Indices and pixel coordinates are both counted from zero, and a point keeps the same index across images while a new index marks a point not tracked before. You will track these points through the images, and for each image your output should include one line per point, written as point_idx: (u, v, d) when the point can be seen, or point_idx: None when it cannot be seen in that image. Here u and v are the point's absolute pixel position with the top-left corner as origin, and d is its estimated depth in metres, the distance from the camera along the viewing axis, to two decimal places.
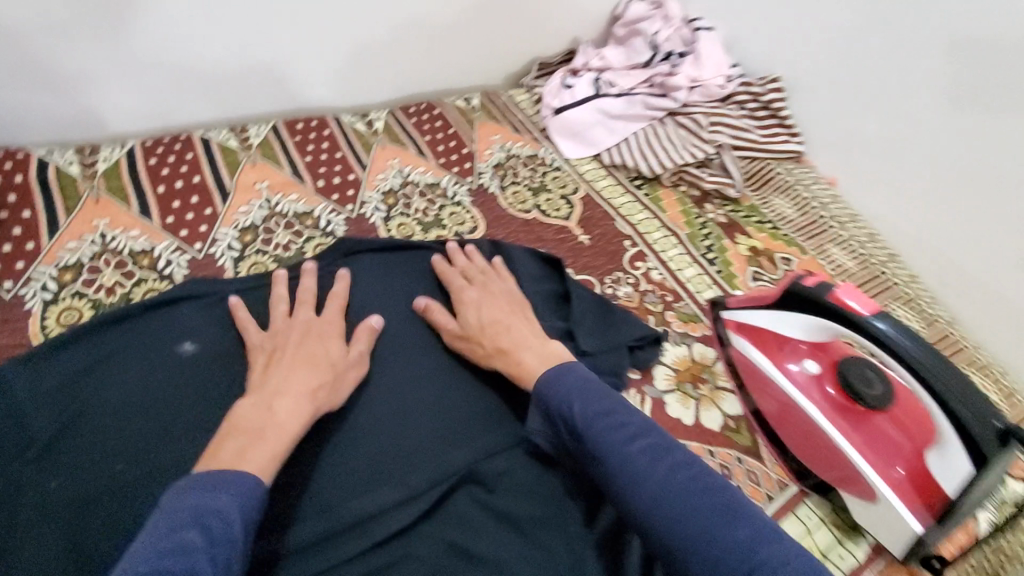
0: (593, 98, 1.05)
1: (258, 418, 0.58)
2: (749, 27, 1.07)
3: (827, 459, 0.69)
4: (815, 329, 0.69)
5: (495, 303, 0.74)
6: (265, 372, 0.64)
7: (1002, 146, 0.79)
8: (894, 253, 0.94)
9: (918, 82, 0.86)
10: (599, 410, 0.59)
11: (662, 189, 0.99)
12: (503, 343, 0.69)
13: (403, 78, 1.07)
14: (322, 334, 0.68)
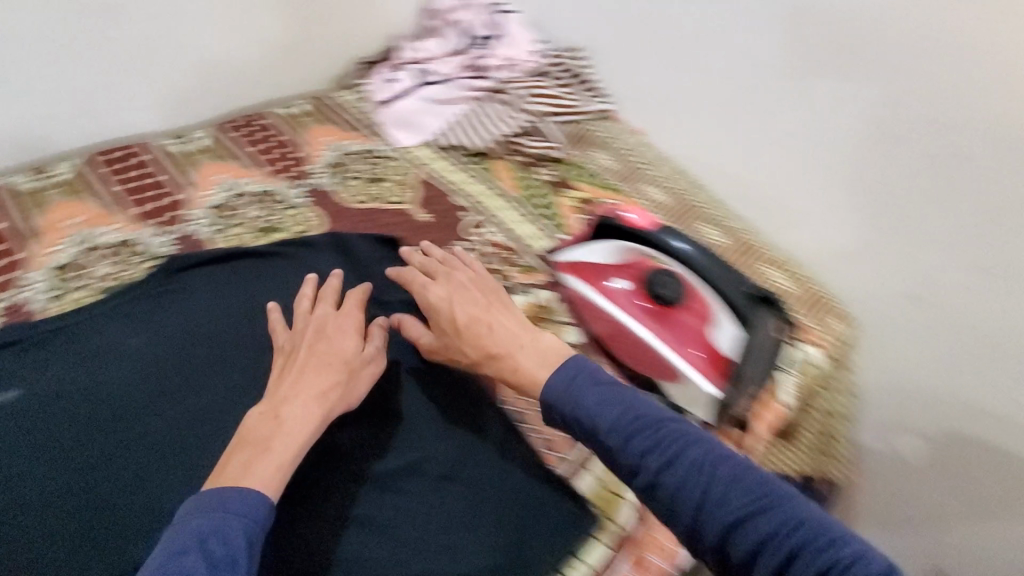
0: (417, 90, 1.15)
1: (266, 428, 0.59)
2: (544, 7, 1.26)
3: (652, 362, 0.74)
4: (612, 250, 0.77)
5: (472, 300, 0.71)
6: (282, 377, 0.64)
7: (712, 73, 1.07)
8: (697, 183, 1.13)
9: (666, 36, 1.11)
10: (624, 418, 0.55)
11: (495, 161, 1.10)
12: (490, 346, 0.66)
13: (218, 93, 1.15)
14: (339, 332, 0.68)
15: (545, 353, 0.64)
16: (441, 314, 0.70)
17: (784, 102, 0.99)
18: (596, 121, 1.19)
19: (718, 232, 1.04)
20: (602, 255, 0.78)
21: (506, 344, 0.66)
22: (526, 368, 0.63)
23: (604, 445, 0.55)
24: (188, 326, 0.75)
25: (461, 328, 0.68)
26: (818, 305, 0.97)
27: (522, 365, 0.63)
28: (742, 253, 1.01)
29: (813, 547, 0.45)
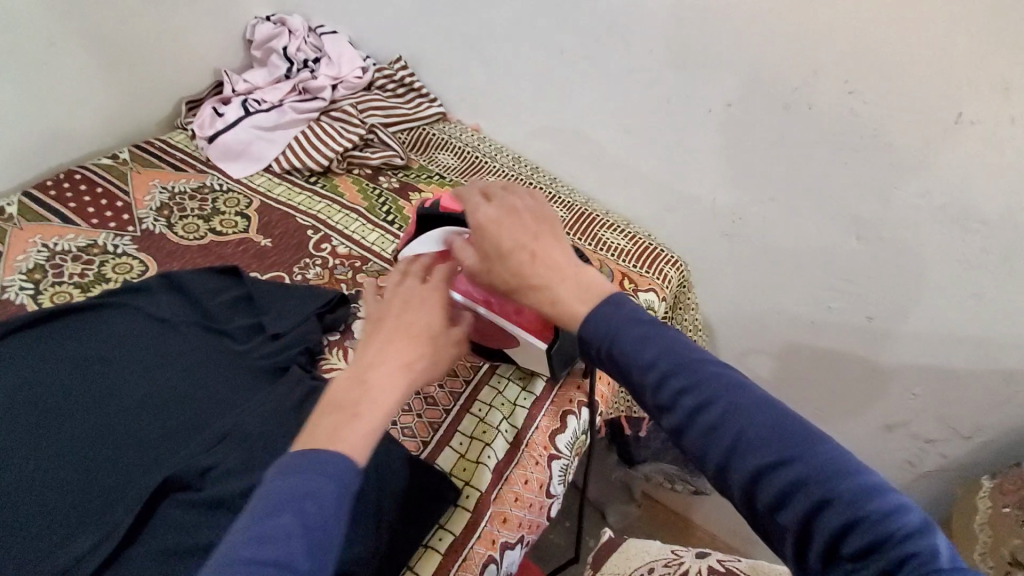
0: (245, 117, 1.14)
1: (353, 394, 0.52)
2: (364, 23, 1.29)
3: (489, 334, 0.71)
4: (437, 237, 0.78)
5: (527, 227, 0.57)
6: (369, 343, 0.56)
7: (526, 63, 1.13)
8: (536, 167, 1.21)
9: (479, 33, 1.15)
10: (664, 356, 0.48)
11: (337, 177, 1.12)
12: (531, 276, 0.55)
13: (24, 153, 1.06)
14: (426, 299, 0.59)
15: (590, 284, 0.54)
16: (489, 242, 0.56)
17: (591, 78, 1.06)
18: (433, 124, 1.24)
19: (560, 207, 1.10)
20: (430, 243, 0.78)
21: (549, 274, 0.54)
22: (563, 298, 0.53)
23: (637, 381, 0.49)
24: (8, 397, 0.71)
25: (503, 252, 0.56)
26: (657, 254, 1.04)
27: (561, 296, 0.53)
28: (582, 223, 1.08)
29: (851, 497, 0.40)
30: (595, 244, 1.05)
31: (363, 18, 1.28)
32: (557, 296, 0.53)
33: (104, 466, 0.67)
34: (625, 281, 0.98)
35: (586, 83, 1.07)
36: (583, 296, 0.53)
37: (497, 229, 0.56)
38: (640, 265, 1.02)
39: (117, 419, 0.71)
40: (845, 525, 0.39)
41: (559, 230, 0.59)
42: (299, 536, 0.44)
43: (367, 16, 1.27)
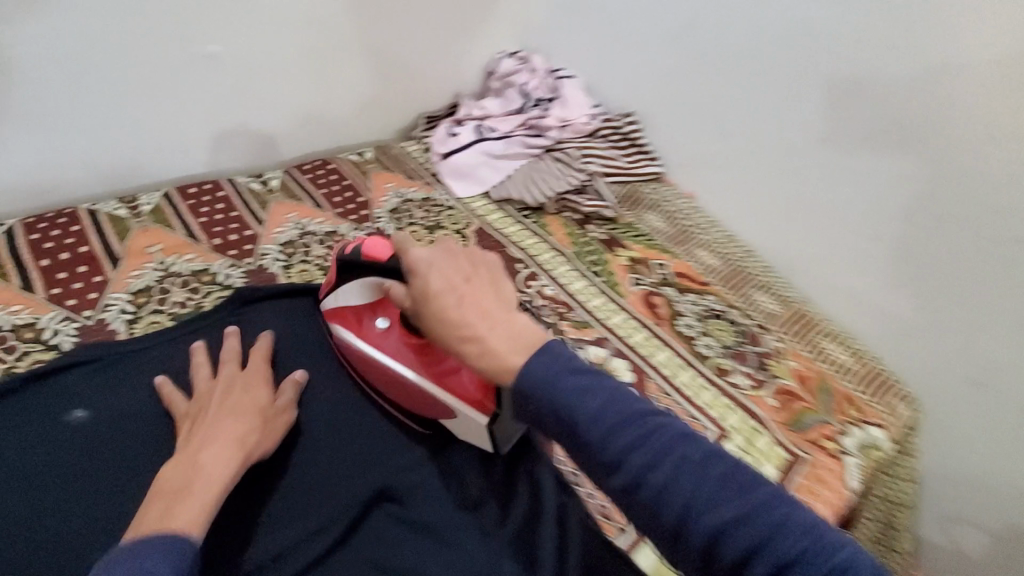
0: (477, 143, 1.20)
1: (184, 473, 0.53)
2: (604, 74, 1.31)
3: (420, 398, 0.66)
4: (361, 288, 0.69)
5: (457, 272, 0.55)
6: (193, 433, 0.59)
7: (776, 147, 1.08)
8: (751, 249, 1.13)
9: (733, 105, 1.12)
10: (610, 411, 0.46)
11: (548, 216, 1.12)
12: (459, 328, 0.52)
13: (297, 142, 1.18)
14: (245, 386, 0.65)
15: (521, 333, 0.51)
16: (419, 289, 0.54)
17: (856, 180, 0.97)
18: (646, 183, 1.22)
19: (773, 301, 1.03)
20: (355, 295, 0.70)
21: (478, 324, 0.52)
22: (495, 349, 0.51)
23: (584, 441, 0.46)
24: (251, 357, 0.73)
25: (429, 300, 0.54)
26: (882, 385, 0.95)
27: (490, 345, 0.51)
28: (797, 326, 1.00)
29: (801, 556, 0.39)
30: (813, 352, 0.97)
31: (605, 69, 1.31)
32: (484, 348, 0.50)
33: (321, 453, 0.66)
34: (847, 406, 0.89)
35: (842, 178, 0.99)
36: (514, 343, 0.50)
37: (427, 274, 0.54)
38: (866, 391, 0.93)
39: (336, 407, 0.71)
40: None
41: (492, 272, 0.56)
42: None
43: (609, 69, 1.30)
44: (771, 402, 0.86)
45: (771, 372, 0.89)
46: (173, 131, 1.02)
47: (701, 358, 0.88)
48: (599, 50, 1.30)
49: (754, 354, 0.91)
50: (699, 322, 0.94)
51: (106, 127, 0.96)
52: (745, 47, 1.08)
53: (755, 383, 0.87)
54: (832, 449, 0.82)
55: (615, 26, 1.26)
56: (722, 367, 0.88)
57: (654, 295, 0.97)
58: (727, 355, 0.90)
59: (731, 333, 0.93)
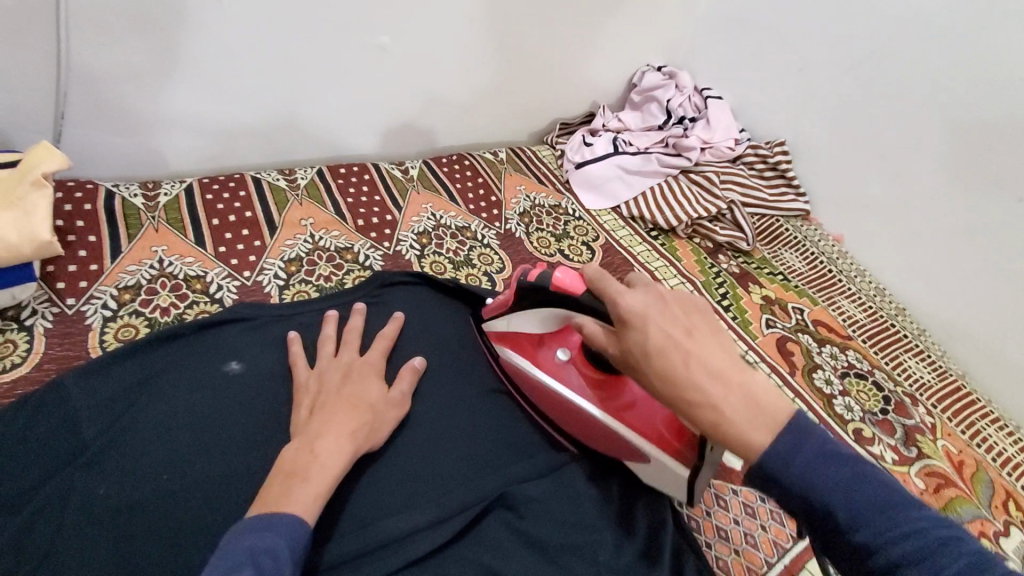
0: (612, 155, 1.17)
1: (301, 459, 0.55)
2: (756, 96, 1.25)
3: (605, 438, 0.66)
4: (543, 321, 0.69)
5: (675, 322, 0.51)
6: (310, 415, 0.61)
7: (961, 198, 0.97)
8: (904, 309, 1.06)
9: (913, 146, 1.02)
10: (849, 488, 0.43)
11: (677, 240, 1.08)
12: (689, 390, 0.48)
13: (442, 134, 1.21)
14: (361, 375, 0.66)
15: (757, 394, 0.48)
16: (638, 341, 0.51)
17: None
18: (788, 219, 1.15)
19: (925, 368, 0.93)
20: (536, 326, 0.70)
21: (710, 387, 0.48)
22: (730, 414, 0.47)
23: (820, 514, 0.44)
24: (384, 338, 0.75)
25: (648, 355, 0.50)
26: None
27: (727, 415, 0.47)
28: (952, 400, 0.90)
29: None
30: (968, 434, 0.87)
31: (758, 94, 1.24)
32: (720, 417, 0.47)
33: (443, 445, 0.66)
34: (1008, 501, 0.79)
35: None
36: (752, 411, 0.47)
37: (646, 326, 0.51)
38: None
39: (460, 401, 0.71)
40: None
41: (707, 317, 0.53)
42: None
43: (763, 95, 1.23)
44: (918, 483, 0.78)
45: (919, 448, 0.82)
46: (336, 114, 1.07)
47: (839, 420, 0.83)
48: (756, 73, 1.23)
49: (901, 426, 0.84)
50: (839, 380, 0.88)
51: (278, 102, 1.01)
52: (946, 78, 0.96)
53: (900, 458, 0.80)
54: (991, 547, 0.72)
55: (782, 49, 1.18)
56: (863, 433, 0.82)
57: (790, 341, 0.92)
58: (870, 422, 0.84)
59: (875, 398, 0.87)
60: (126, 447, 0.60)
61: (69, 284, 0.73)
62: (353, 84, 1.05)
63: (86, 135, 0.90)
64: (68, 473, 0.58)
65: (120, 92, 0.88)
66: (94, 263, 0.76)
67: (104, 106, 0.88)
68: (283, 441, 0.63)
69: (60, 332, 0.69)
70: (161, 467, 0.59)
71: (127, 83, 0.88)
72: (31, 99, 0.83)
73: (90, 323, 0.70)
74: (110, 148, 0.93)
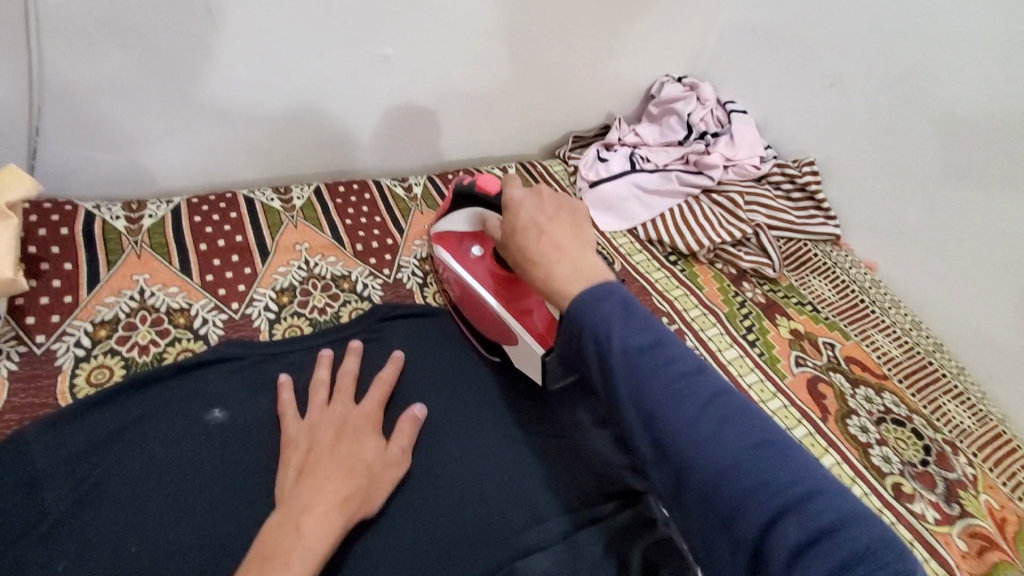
0: (628, 173, 1.09)
1: (285, 537, 0.49)
2: (782, 112, 1.17)
3: (491, 323, 0.75)
4: (468, 216, 0.75)
5: (545, 211, 0.55)
6: (298, 480, 0.55)
7: (1010, 227, 0.89)
8: (940, 344, 0.99)
9: (954, 170, 0.94)
10: (642, 342, 0.44)
11: (698, 265, 1.01)
12: (531, 254, 0.52)
13: (448, 148, 1.15)
14: (356, 432, 0.60)
15: (588, 269, 0.50)
16: (508, 221, 0.56)
17: None
18: (817, 244, 1.07)
19: (966, 412, 0.86)
20: (460, 221, 0.77)
21: (551, 255, 0.51)
22: (558, 276, 0.50)
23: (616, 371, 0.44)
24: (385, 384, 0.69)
25: (514, 233, 0.55)
26: None
27: (556, 276, 0.50)
28: (993, 448, 0.83)
29: (815, 505, 0.38)
30: (1010, 486, 0.80)
31: (786, 108, 1.16)
32: (549, 272, 0.50)
33: (445, 507, 0.60)
34: None
35: None
36: (576, 275, 0.49)
37: (517, 209, 0.56)
38: None
39: (462, 452, 0.65)
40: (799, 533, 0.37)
41: (578, 215, 0.56)
42: None
43: (792, 110, 1.15)
44: (961, 546, 0.71)
45: (962, 505, 0.75)
46: (336, 128, 1.01)
47: (875, 473, 0.76)
48: (784, 87, 1.16)
49: (942, 479, 0.77)
50: (874, 427, 0.81)
51: (272, 117, 0.95)
52: (996, 97, 0.88)
53: (942, 517, 0.73)
54: None
55: (813, 61, 1.10)
56: (902, 488, 0.75)
57: (821, 382, 0.85)
58: (909, 474, 0.77)
59: (915, 447, 0.79)
60: (91, 512, 0.54)
61: (40, 320, 0.67)
62: (352, 97, 0.98)
63: (65, 151, 0.84)
64: (25, 543, 0.52)
65: (101, 107, 0.82)
66: (68, 295, 0.70)
67: (85, 122, 0.82)
68: (267, 504, 0.57)
69: (26, 374, 0.63)
70: (129, 536, 0.53)
71: (109, 96, 0.81)
72: (6, 115, 0.77)
73: (60, 364, 0.64)
74: (93, 165, 0.87)
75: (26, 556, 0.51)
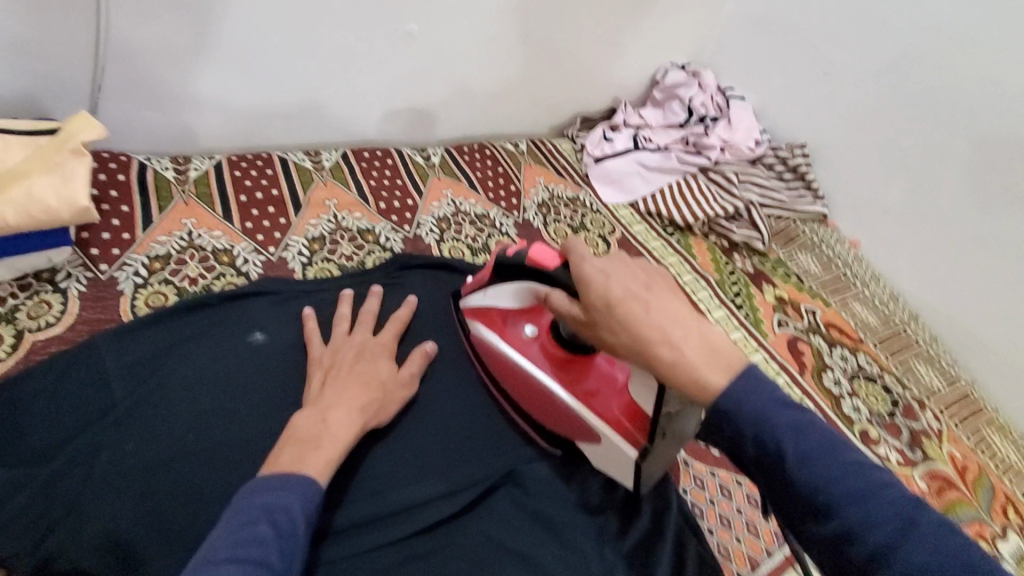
0: (632, 151, 1.17)
1: (314, 427, 0.57)
2: (778, 99, 1.25)
3: (561, 418, 0.65)
4: (516, 292, 0.67)
5: (638, 277, 0.50)
6: (322, 388, 0.63)
7: (983, 207, 0.97)
8: (916, 315, 1.06)
9: (934, 154, 1.02)
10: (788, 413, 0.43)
11: (693, 237, 1.09)
12: (644, 333, 0.47)
13: (464, 123, 1.23)
14: (373, 354, 0.68)
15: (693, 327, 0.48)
16: (603, 293, 0.50)
17: None
18: (806, 222, 1.14)
19: (933, 374, 0.94)
20: (506, 298, 0.69)
21: (669, 328, 0.47)
22: (686, 355, 0.46)
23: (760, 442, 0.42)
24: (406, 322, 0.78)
25: (614, 305, 0.49)
26: None
27: (686, 355, 0.46)
28: (958, 406, 0.91)
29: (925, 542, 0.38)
30: (973, 440, 0.88)
31: (782, 95, 1.24)
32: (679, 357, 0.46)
33: (454, 423, 0.69)
34: (1007, 506, 0.80)
35: None
36: (709, 354, 0.46)
37: (608, 283, 0.50)
38: None
39: (472, 382, 0.74)
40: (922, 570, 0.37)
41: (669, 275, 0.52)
42: (270, 548, 0.45)
43: (787, 98, 1.23)
44: (921, 485, 0.79)
45: (924, 451, 0.83)
46: (362, 99, 1.09)
47: (846, 420, 0.84)
48: (780, 76, 1.24)
49: (907, 429, 0.85)
50: (848, 381, 0.89)
51: (306, 86, 1.03)
52: (974, 89, 0.96)
53: (905, 460, 0.81)
54: (986, 549, 0.73)
55: (809, 51, 1.17)
56: (869, 434, 0.83)
57: (801, 342, 0.92)
58: (877, 423, 0.84)
59: (883, 401, 0.87)
60: (153, 407, 0.63)
61: (102, 251, 0.75)
62: (379, 70, 1.06)
63: (119, 108, 0.92)
64: (98, 428, 0.60)
65: (154, 68, 0.90)
66: (126, 232, 0.79)
67: (140, 83, 0.91)
68: None
69: (93, 295, 0.71)
70: (187, 427, 0.62)
71: (165, 59, 0.90)
72: (72, 72, 0.85)
73: (121, 288, 0.73)
74: (143, 123, 0.95)
75: (100, 438, 0.59)
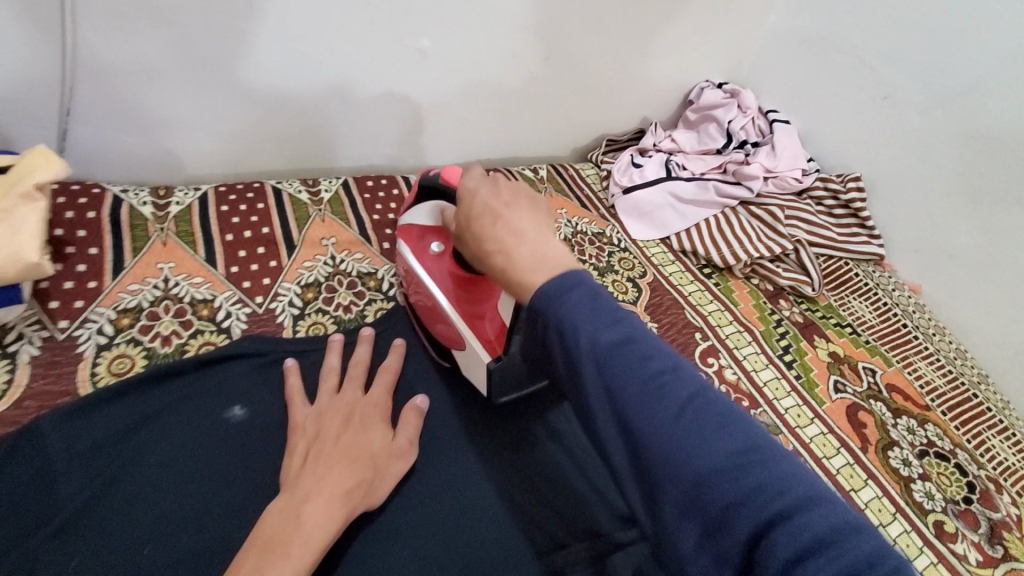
0: (663, 180, 1.06)
1: (284, 527, 0.47)
2: (826, 124, 1.13)
3: (441, 327, 0.67)
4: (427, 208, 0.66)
5: (502, 191, 0.48)
6: (302, 465, 0.54)
7: None
8: (985, 375, 0.94)
9: (1011, 194, 0.89)
10: (612, 337, 0.38)
11: (733, 280, 0.98)
12: (487, 246, 0.46)
13: (479, 147, 1.13)
14: (364, 420, 0.59)
15: (551, 254, 0.44)
16: (460, 210, 0.49)
17: None
18: (858, 263, 1.03)
19: (1010, 449, 0.82)
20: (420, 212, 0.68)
21: (508, 239, 0.45)
22: (518, 263, 0.43)
23: (607, 393, 0.37)
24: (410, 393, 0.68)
25: (470, 221, 0.48)
26: None
27: (516, 262, 0.44)
28: None
29: (799, 517, 0.32)
30: None
31: (832, 120, 1.12)
32: (508, 260, 0.44)
33: (467, 522, 0.58)
34: None
35: None
36: (540, 265, 0.43)
37: (472, 197, 0.49)
38: None
39: (485, 467, 0.63)
40: (794, 547, 0.31)
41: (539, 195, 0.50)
42: None
43: (836, 122, 1.11)
44: None
45: (1005, 547, 0.71)
46: (367, 121, 0.99)
47: (917, 508, 0.72)
48: (829, 98, 1.12)
49: (987, 519, 0.73)
50: (918, 461, 0.77)
51: (302, 108, 0.93)
52: None
53: (984, 558, 0.69)
54: None
55: (864, 71, 1.05)
56: (944, 527, 0.71)
57: (862, 410, 0.81)
58: (952, 512, 0.73)
59: (958, 484, 0.75)
60: (105, 508, 0.52)
61: (63, 305, 0.66)
62: (385, 89, 0.96)
63: (96, 136, 0.83)
64: (35, 536, 0.50)
65: (133, 90, 0.81)
66: (92, 281, 0.69)
67: (118, 106, 0.81)
68: None
69: (48, 360, 0.61)
70: (143, 534, 0.52)
71: (144, 80, 0.80)
72: (39, 96, 0.76)
73: (82, 351, 0.63)
74: (124, 150, 0.86)
75: (33, 551, 0.49)
